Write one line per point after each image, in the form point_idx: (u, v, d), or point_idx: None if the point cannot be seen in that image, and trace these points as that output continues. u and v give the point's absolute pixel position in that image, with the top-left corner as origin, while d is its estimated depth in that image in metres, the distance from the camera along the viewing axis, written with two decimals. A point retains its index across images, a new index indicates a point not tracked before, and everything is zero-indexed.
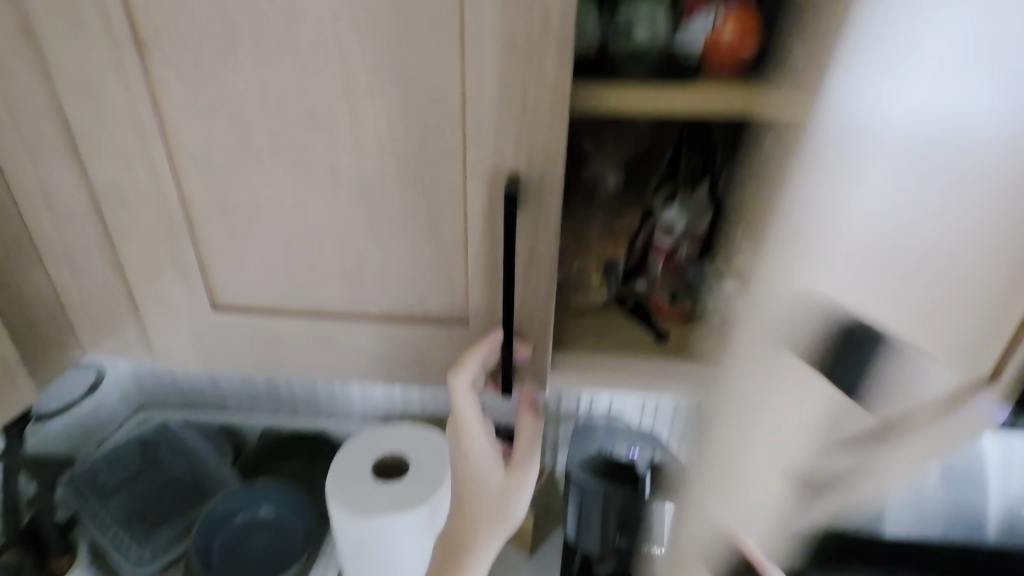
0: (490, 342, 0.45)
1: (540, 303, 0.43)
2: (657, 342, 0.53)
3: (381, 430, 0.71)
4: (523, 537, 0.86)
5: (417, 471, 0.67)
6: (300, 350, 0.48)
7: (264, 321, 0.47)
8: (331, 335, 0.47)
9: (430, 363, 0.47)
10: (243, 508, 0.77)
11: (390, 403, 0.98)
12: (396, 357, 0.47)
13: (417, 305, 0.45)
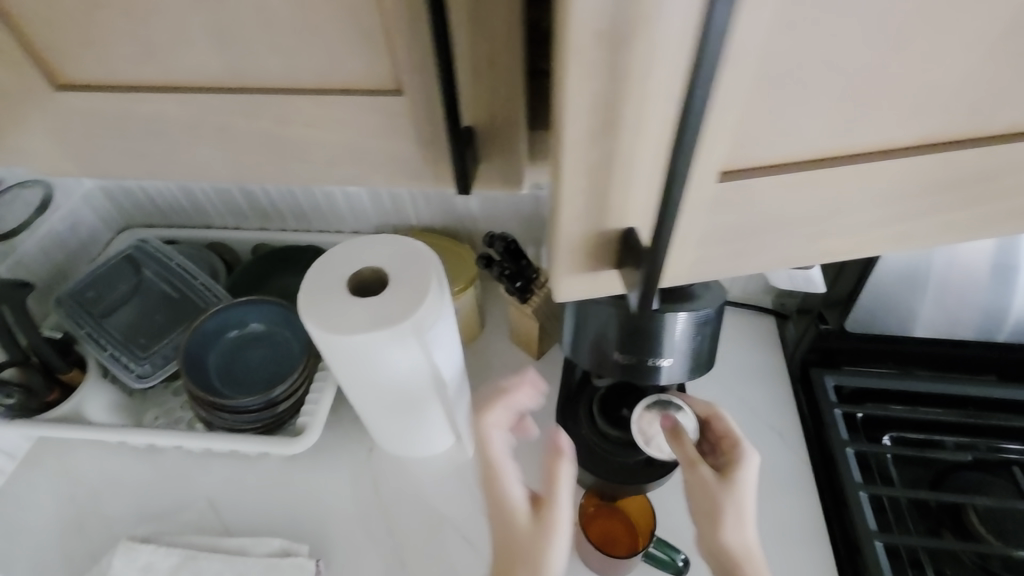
0: (529, 373, 0.63)
1: (490, 50, 0.31)
2: None
3: (353, 240, 0.64)
4: (528, 346, 0.86)
5: (397, 281, 0.60)
6: (196, 142, 0.39)
7: (123, 103, 0.37)
8: (222, 120, 0.37)
9: (356, 150, 0.38)
10: (233, 322, 0.75)
11: (383, 212, 0.89)
12: (311, 141, 0.37)
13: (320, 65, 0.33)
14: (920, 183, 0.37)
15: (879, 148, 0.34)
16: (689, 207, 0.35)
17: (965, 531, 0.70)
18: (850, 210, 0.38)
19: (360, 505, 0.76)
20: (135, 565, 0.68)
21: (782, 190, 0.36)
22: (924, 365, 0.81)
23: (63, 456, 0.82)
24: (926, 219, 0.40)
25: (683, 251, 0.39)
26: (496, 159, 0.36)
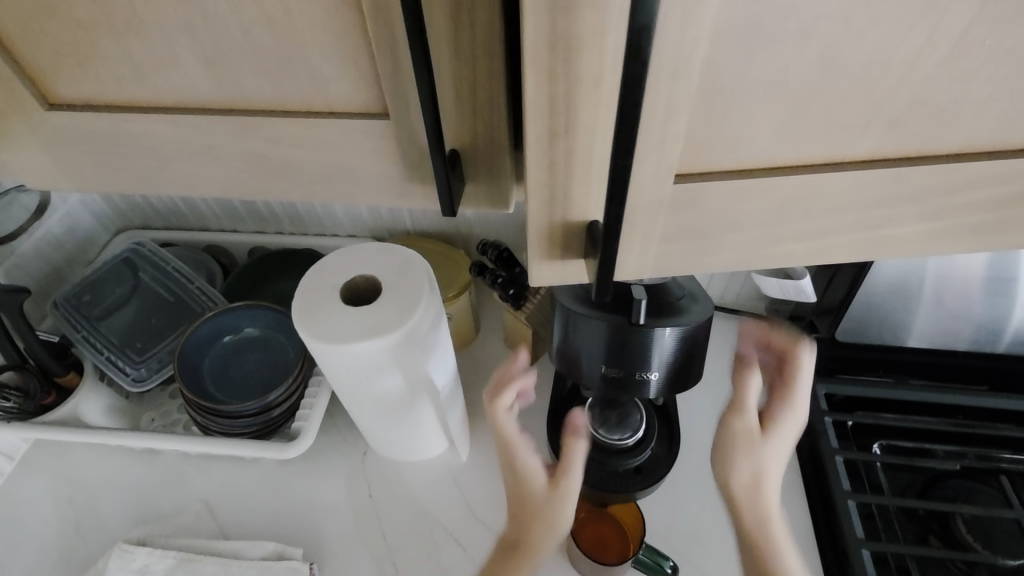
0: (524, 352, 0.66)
1: (472, 73, 0.31)
2: None
3: (348, 247, 0.64)
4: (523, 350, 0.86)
5: (390, 291, 0.60)
6: (186, 160, 0.39)
7: (116, 121, 0.37)
8: (212, 139, 0.37)
9: (345, 169, 0.38)
10: (228, 327, 0.76)
11: (378, 217, 0.89)
12: (299, 159, 0.38)
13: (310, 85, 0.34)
14: (883, 194, 0.39)
15: (829, 154, 0.37)
16: (646, 207, 0.38)
17: (952, 539, 0.70)
18: (813, 216, 0.40)
19: (353, 509, 0.77)
20: (130, 567, 0.69)
21: (745, 193, 0.38)
22: (915, 374, 0.82)
23: (61, 459, 0.83)
24: (895, 231, 0.41)
25: (646, 249, 0.41)
26: (479, 181, 0.37)
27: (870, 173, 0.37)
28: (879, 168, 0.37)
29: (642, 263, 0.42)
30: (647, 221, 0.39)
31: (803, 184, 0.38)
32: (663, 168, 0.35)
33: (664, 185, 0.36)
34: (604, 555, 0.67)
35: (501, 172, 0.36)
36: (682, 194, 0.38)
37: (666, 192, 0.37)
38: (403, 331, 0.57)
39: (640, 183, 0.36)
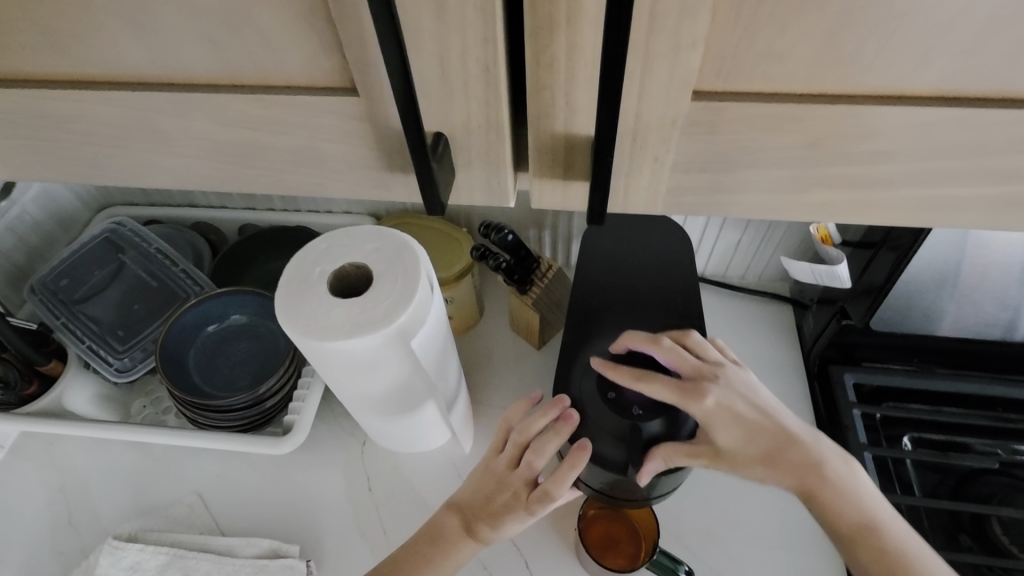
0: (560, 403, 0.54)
1: (446, 40, 0.25)
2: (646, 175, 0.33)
3: (340, 231, 0.59)
4: (529, 335, 0.81)
5: (381, 280, 0.55)
6: (125, 144, 0.33)
7: (36, 102, 0.31)
8: (153, 120, 0.31)
9: (309, 153, 0.32)
10: (213, 315, 0.71)
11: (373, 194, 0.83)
12: (256, 143, 0.32)
13: (253, 56, 0.28)
14: (963, 180, 0.32)
15: (894, 131, 0.30)
16: (658, 128, 0.30)
17: (987, 542, 0.66)
18: (867, 204, 0.34)
19: (351, 503, 0.74)
20: (121, 564, 0.66)
21: (774, 165, 0.32)
22: (944, 361, 0.75)
23: (51, 446, 0.80)
24: (970, 226, 0.34)
25: (657, 174, 0.33)
26: (474, 169, 0.31)
27: (946, 152, 0.31)
28: (964, 130, 0.29)
29: (654, 195, 0.34)
30: (658, 142, 0.31)
31: (849, 119, 0.29)
32: (671, 128, 0.30)
33: (676, 102, 0.29)
34: (613, 556, 0.64)
35: (500, 161, 0.30)
36: (711, 158, 0.32)
37: (681, 108, 0.29)
38: (395, 327, 0.52)
39: (648, 98, 0.29)
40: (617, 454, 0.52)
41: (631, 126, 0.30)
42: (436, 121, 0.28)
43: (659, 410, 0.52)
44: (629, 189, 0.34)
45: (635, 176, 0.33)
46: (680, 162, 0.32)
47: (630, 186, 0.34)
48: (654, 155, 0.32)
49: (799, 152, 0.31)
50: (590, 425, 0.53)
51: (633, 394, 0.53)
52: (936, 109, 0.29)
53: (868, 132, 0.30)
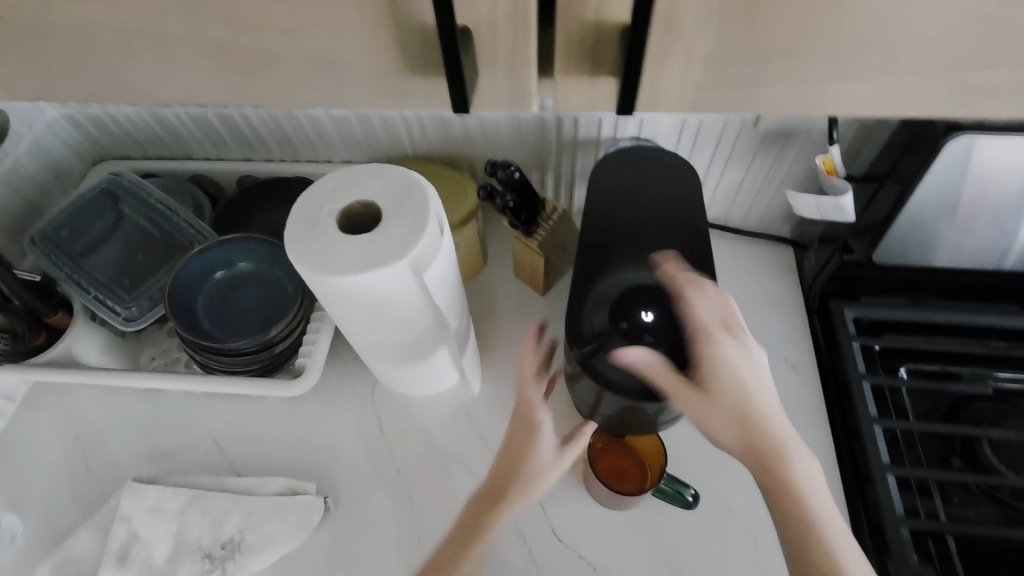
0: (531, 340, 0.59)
1: None
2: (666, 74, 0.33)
3: (346, 169, 0.58)
4: (535, 280, 0.82)
5: (392, 217, 0.54)
6: (138, 53, 0.33)
7: (48, 5, 0.31)
8: (168, 25, 0.31)
9: (333, 57, 0.32)
10: (220, 262, 0.71)
11: (374, 140, 0.81)
12: (279, 44, 0.31)
13: None
14: (988, 67, 0.32)
15: (922, 17, 0.30)
16: (691, 17, 0.30)
17: (976, 462, 0.69)
18: (887, 99, 0.34)
19: (365, 443, 0.75)
20: (142, 504, 0.69)
21: (797, 57, 0.32)
22: (936, 295, 0.76)
23: (62, 397, 0.81)
24: (984, 117, 0.35)
25: (685, 71, 0.33)
26: (502, 63, 0.31)
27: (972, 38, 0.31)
28: (990, 12, 0.29)
29: (679, 92, 0.34)
30: (692, 31, 0.31)
31: (882, 3, 0.29)
32: (701, 14, 0.30)
33: None
34: (620, 482, 0.67)
35: (526, 57, 0.30)
36: (740, 48, 0.32)
37: None
38: (408, 260, 0.52)
39: None
40: (627, 381, 0.53)
41: (662, 15, 0.30)
42: (463, 11, 0.28)
43: (665, 337, 0.53)
44: (650, 89, 0.34)
45: (656, 73, 0.33)
46: (707, 57, 0.32)
47: (656, 87, 0.34)
48: (682, 47, 0.32)
49: (821, 46, 0.32)
50: (605, 357, 0.54)
51: (646, 323, 0.53)
52: None
53: (896, 18, 0.30)
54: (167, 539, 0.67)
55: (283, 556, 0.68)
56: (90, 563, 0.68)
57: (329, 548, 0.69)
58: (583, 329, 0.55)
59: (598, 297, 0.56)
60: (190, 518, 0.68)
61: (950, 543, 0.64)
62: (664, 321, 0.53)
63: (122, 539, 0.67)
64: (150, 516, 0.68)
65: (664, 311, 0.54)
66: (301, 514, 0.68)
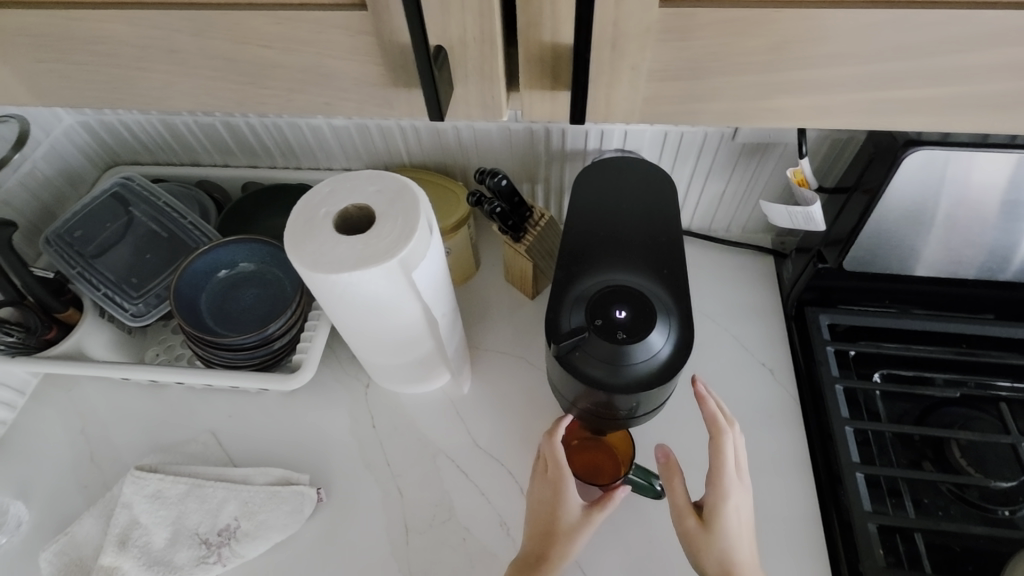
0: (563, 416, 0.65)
1: None
2: (622, 88, 0.37)
3: (344, 175, 0.62)
4: (523, 284, 0.85)
5: (384, 219, 0.58)
6: (149, 66, 0.37)
7: (73, 24, 0.35)
8: (176, 41, 0.35)
9: (323, 68, 0.36)
10: (223, 262, 0.75)
11: (371, 149, 0.85)
12: (275, 59, 0.36)
13: None
14: (901, 82, 0.36)
15: (839, 40, 0.34)
16: (633, 36, 0.34)
17: (947, 465, 0.71)
18: (820, 110, 0.38)
19: (357, 438, 0.79)
20: (144, 492, 0.72)
21: (734, 75, 0.36)
22: (922, 304, 0.79)
23: (68, 391, 0.84)
24: (907, 127, 0.39)
25: (634, 83, 0.37)
26: (474, 75, 0.35)
27: (886, 58, 0.35)
28: (898, 34, 0.33)
29: (630, 105, 0.39)
30: (634, 51, 0.35)
31: (800, 24, 0.33)
32: (642, 39, 0.34)
33: (647, 13, 0.32)
34: (598, 478, 0.69)
35: (493, 73, 0.35)
36: (681, 67, 0.36)
37: (653, 18, 0.33)
38: (398, 259, 0.56)
39: (623, 9, 0.32)
40: (601, 373, 0.56)
41: (609, 33, 0.34)
42: (433, 29, 0.32)
43: (637, 332, 0.56)
44: (607, 101, 0.38)
45: (611, 88, 0.37)
46: (653, 74, 0.36)
47: (610, 97, 0.38)
48: (630, 65, 0.36)
49: (756, 65, 0.35)
50: (580, 352, 0.57)
51: (619, 320, 0.57)
52: (874, 15, 0.32)
53: (815, 41, 0.34)
54: (166, 526, 0.70)
55: (276, 543, 0.71)
56: (92, 548, 0.71)
57: (321, 536, 0.72)
58: (562, 326, 0.58)
59: (576, 297, 0.59)
60: (188, 505, 0.72)
61: (918, 542, 0.66)
62: (636, 318, 0.57)
63: (123, 525, 0.70)
64: (150, 504, 0.71)
65: (636, 310, 0.57)
66: (295, 503, 0.72)
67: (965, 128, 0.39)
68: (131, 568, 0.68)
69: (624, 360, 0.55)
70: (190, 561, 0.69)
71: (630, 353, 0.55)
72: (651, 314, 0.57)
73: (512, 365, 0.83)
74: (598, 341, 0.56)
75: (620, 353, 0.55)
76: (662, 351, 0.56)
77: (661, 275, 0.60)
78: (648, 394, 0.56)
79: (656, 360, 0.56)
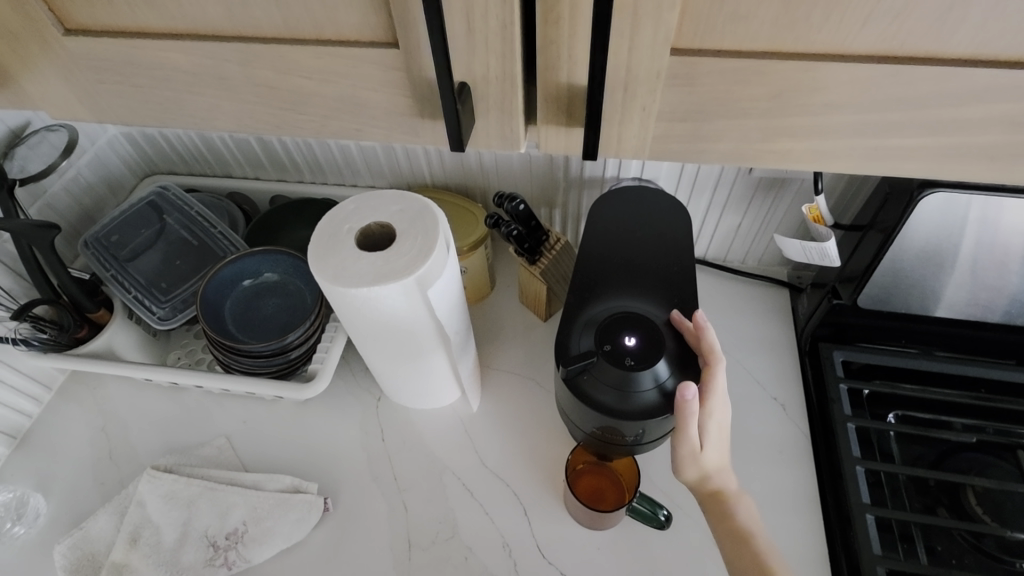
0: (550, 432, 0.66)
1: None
2: (635, 127, 0.39)
3: (368, 193, 0.65)
4: (537, 307, 0.86)
5: (404, 237, 0.60)
6: (194, 91, 0.40)
7: (129, 52, 0.38)
8: (220, 70, 0.38)
9: (353, 98, 0.38)
10: (248, 272, 0.78)
11: (396, 168, 0.88)
12: (309, 90, 0.38)
13: (312, 11, 0.34)
14: (907, 130, 0.37)
15: (845, 88, 0.35)
16: (645, 79, 0.36)
17: (961, 511, 0.69)
18: (828, 153, 0.39)
19: (366, 451, 0.80)
20: (158, 491, 0.74)
21: (741, 119, 0.38)
22: (943, 345, 0.79)
23: (92, 389, 0.88)
24: (917, 174, 0.40)
25: (645, 123, 0.39)
26: (498, 109, 0.37)
27: (892, 107, 0.36)
28: (905, 86, 0.34)
29: (640, 142, 0.40)
30: (645, 94, 0.36)
31: (805, 74, 0.34)
32: (655, 82, 0.36)
33: (659, 58, 0.34)
34: (601, 503, 0.70)
35: (513, 109, 0.37)
36: (690, 109, 0.37)
37: (663, 63, 0.35)
38: (415, 277, 0.58)
39: (635, 54, 0.34)
40: (608, 397, 0.57)
41: (622, 75, 0.35)
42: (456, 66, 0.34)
43: (646, 359, 0.57)
44: (619, 138, 0.40)
45: (623, 125, 0.39)
46: (664, 114, 0.38)
47: (621, 134, 0.39)
48: (641, 105, 0.37)
49: (764, 109, 0.37)
50: (588, 376, 0.57)
51: (628, 346, 0.58)
52: (881, 67, 0.33)
53: (820, 91, 0.35)
54: (177, 527, 0.72)
55: (281, 549, 0.72)
56: (105, 544, 0.73)
57: (325, 546, 0.73)
58: (571, 348, 0.60)
59: (587, 322, 0.60)
60: (199, 508, 0.73)
61: None
62: (644, 346, 0.58)
63: (136, 522, 0.72)
64: (164, 503, 0.73)
65: (646, 338, 0.58)
66: (302, 512, 0.73)
67: (976, 176, 0.39)
68: (141, 566, 0.69)
69: (630, 387, 0.56)
70: (198, 563, 0.70)
71: (637, 380, 0.56)
72: (659, 343, 0.58)
73: (523, 386, 0.83)
74: (606, 366, 0.57)
75: (627, 379, 0.56)
76: (667, 381, 0.57)
77: (672, 304, 0.61)
78: (651, 422, 0.57)
79: (661, 390, 0.56)
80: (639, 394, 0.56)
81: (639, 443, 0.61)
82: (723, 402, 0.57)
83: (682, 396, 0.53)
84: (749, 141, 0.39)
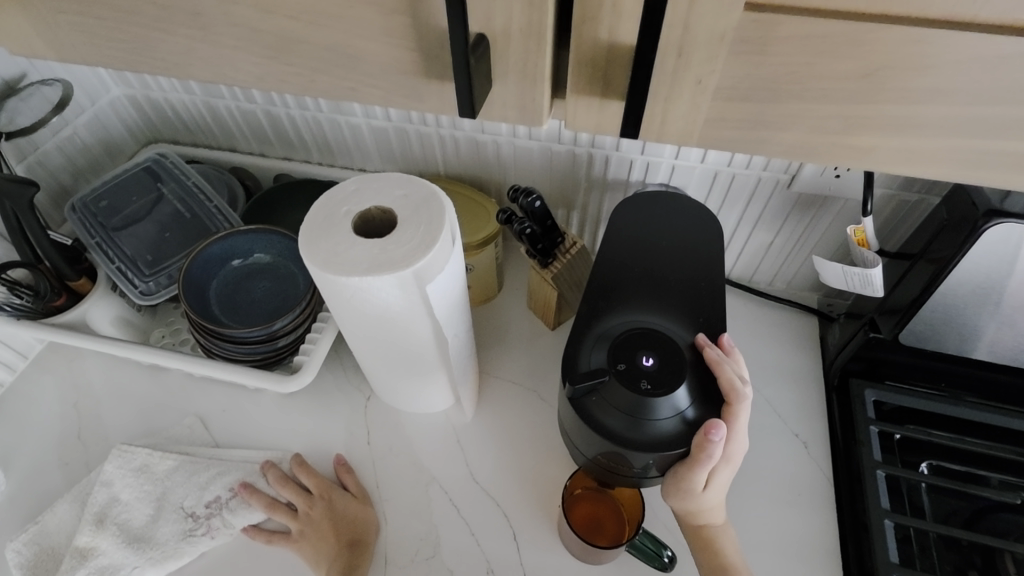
0: None
1: None
2: (680, 108, 0.33)
3: (370, 174, 0.59)
4: (546, 314, 0.80)
5: (406, 225, 0.55)
6: (169, 28, 0.35)
7: None
8: (203, 4, 0.33)
9: (354, 49, 0.33)
10: (239, 251, 0.72)
11: (408, 153, 0.83)
12: (305, 33, 0.33)
13: None
14: (1003, 130, 0.31)
15: (940, 71, 0.29)
16: (704, 43, 0.30)
17: None
18: (905, 153, 0.33)
19: (351, 451, 0.74)
20: (130, 465, 0.71)
21: (807, 104, 0.32)
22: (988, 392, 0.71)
23: (70, 361, 0.83)
24: (1010, 184, 0.34)
25: (694, 100, 0.33)
26: (520, 68, 0.32)
27: (994, 100, 0.30)
28: (1015, 73, 0.28)
29: (689, 125, 0.34)
30: (702, 62, 0.31)
31: (890, 50, 0.29)
32: (709, 51, 0.30)
33: (727, 16, 0.28)
34: (596, 532, 0.65)
35: (536, 75, 0.32)
36: (754, 86, 0.31)
37: (731, 23, 0.29)
38: (413, 270, 0.52)
39: (696, 10, 0.28)
40: (617, 423, 0.50)
41: (676, 37, 0.30)
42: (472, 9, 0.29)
43: (666, 385, 0.51)
44: (662, 119, 0.34)
45: (666, 102, 0.33)
46: (720, 91, 0.32)
47: (666, 114, 0.34)
48: (695, 77, 0.31)
49: (837, 95, 0.31)
50: (597, 398, 0.51)
51: (645, 367, 0.51)
52: (991, 45, 0.27)
53: (907, 74, 0.29)
54: (149, 503, 0.69)
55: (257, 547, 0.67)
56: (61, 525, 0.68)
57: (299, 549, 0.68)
58: (581, 363, 0.53)
59: (601, 336, 0.54)
60: (172, 487, 0.70)
61: None
62: (664, 368, 0.51)
63: (102, 503, 0.68)
64: (136, 477, 0.70)
65: (667, 359, 0.52)
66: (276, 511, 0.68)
67: None
68: (110, 546, 0.66)
69: (645, 414, 0.50)
70: (175, 536, 0.67)
71: (654, 407, 0.50)
72: (679, 367, 0.52)
73: (524, 397, 0.77)
74: (619, 387, 0.50)
75: (642, 404, 0.50)
76: (686, 410, 0.51)
77: (697, 324, 0.55)
78: (662, 456, 0.50)
79: (678, 420, 0.50)
80: (654, 422, 0.50)
81: (644, 476, 0.55)
82: (741, 442, 0.53)
83: (705, 436, 0.49)
84: (815, 133, 0.33)
